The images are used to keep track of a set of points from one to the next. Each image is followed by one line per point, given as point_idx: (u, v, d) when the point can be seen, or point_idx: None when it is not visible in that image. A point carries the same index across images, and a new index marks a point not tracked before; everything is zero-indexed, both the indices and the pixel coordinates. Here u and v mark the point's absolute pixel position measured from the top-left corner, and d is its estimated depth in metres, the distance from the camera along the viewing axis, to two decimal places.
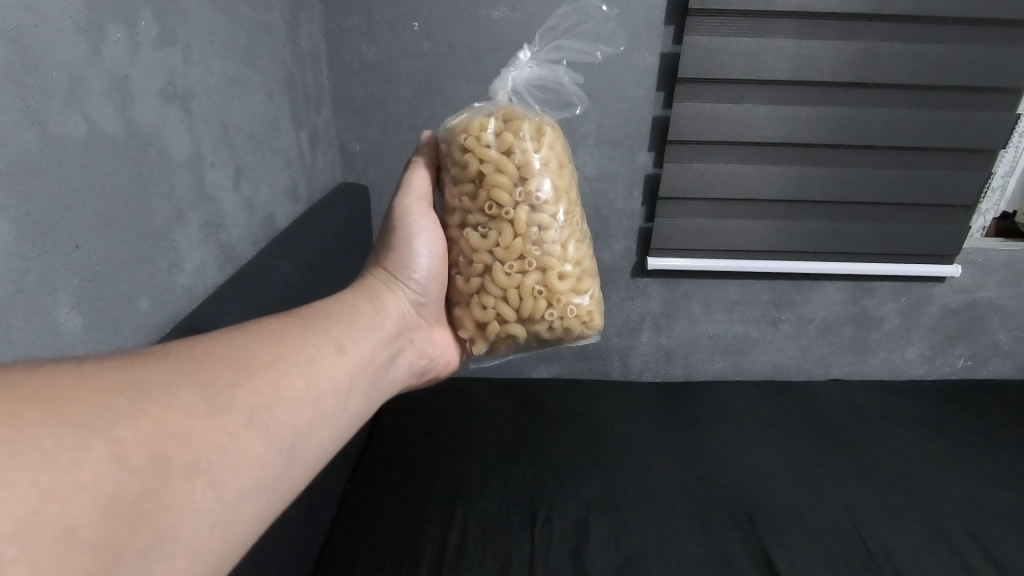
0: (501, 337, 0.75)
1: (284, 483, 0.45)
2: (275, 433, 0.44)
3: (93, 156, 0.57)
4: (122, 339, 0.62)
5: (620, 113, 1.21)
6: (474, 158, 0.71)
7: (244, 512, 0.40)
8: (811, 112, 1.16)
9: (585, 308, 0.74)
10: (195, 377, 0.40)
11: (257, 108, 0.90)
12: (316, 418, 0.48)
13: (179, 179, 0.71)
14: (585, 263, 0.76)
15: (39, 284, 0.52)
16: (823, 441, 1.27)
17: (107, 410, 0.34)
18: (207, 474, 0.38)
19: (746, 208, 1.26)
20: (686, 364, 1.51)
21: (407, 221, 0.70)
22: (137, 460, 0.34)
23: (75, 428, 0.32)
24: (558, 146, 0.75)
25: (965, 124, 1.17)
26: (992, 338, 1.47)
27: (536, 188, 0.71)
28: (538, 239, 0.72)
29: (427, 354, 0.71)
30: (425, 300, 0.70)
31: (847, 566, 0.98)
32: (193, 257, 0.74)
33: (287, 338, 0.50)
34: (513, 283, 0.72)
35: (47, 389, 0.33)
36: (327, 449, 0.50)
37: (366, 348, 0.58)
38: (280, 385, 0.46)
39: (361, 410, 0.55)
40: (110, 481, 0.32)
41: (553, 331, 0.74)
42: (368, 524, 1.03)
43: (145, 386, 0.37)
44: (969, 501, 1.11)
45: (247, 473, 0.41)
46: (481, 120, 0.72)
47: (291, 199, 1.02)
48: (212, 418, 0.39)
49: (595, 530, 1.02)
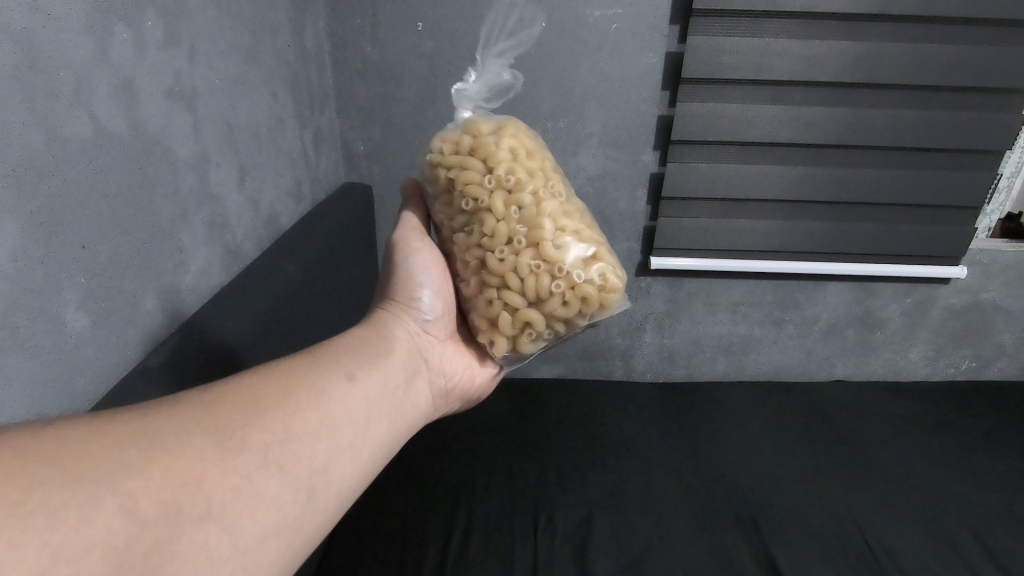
0: (519, 330, 0.71)
1: (307, 521, 0.44)
2: (294, 470, 0.44)
3: (99, 155, 0.57)
4: (128, 340, 0.63)
5: (624, 113, 1.21)
6: (442, 169, 0.75)
7: (263, 555, 0.40)
8: (816, 112, 1.15)
9: (595, 270, 0.70)
10: (207, 422, 0.41)
11: (261, 108, 0.90)
12: (335, 450, 0.48)
13: (185, 179, 0.71)
14: (583, 231, 0.73)
15: (47, 283, 0.53)
16: (827, 443, 1.26)
17: (117, 463, 0.35)
18: (221, 519, 0.38)
19: (750, 208, 1.26)
20: (690, 364, 1.51)
21: (406, 247, 0.73)
22: (146, 512, 0.35)
23: (85, 485, 0.33)
24: (521, 135, 0.76)
25: (971, 124, 1.17)
26: (997, 339, 1.46)
27: (503, 171, 0.71)
28: (520, 217, 0.71)
29: (447, 372, 0.71)
30: (433, 318, 0.70)
31: (850, 568, 0.98)
32: (198, 258, 0.74)
33: (300, 371, 0.51)
34: (510, 266, 0.69)
35: (59, 447, 0.34)
36: (352, 482, 0.50)
37: (381, 374, 0.57)
38: (296, 420, 0.46)
39: (384, 437, 0.55)
40: (120, 534, 0.33)
41: (568, 304, 0.69)
42: (373, 523, 1.04)
43: (157, 435, 0.38)
44: (973, 504, 1.11)
45: (264, 515, 0.41)
46: (442, 138, 0.77)
47: (295, 198, 1.03)
48: (225, 461, 0.40)
49: (599, 531, 1.03)
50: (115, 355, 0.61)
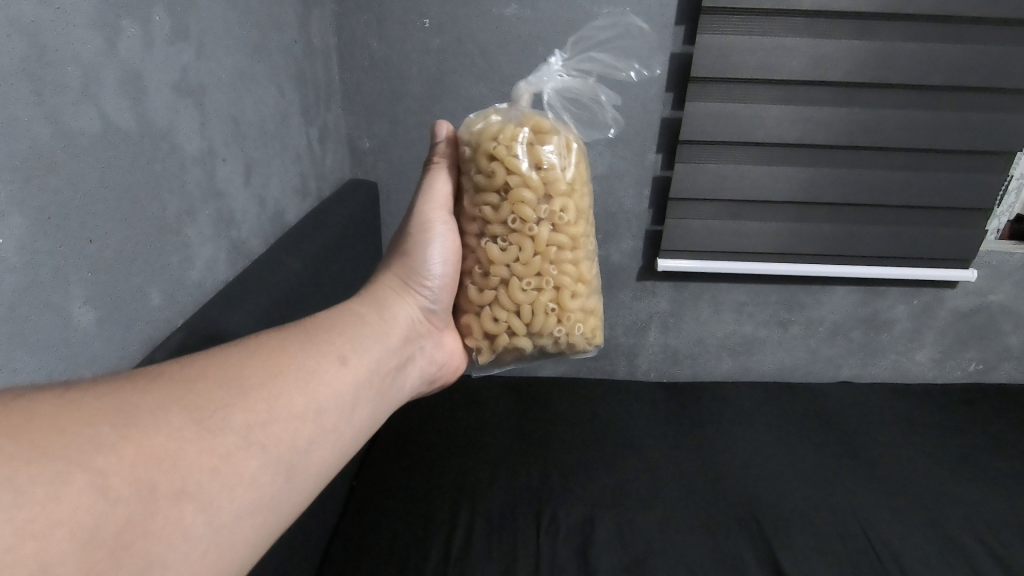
0: (507, 350, 0.76)
1: (286, 501, 0.45)
2: (274, 452, 0.44)
3: (106, 151, 0.57)
4: (134, 334, 0.63)
5: (630, 112, 1.21)
6: (502, 168, 0.70)
7: (240, 535, 0.40)
8: (824, 112, 1.15)
9: (590, 328, 0.78)
10: (187, 399, 0.40)
11: (268, 104, 0.90)
12: (318, 433, 0.48)
13: (191, 174, 0.71)
14: (591, 278, 0.78)
15: (54, 278, 0.53)
16: (831, 444, 1.26)
17: (90, 437, 0.34)
18: (197, 498, 0.38)
19: (757, 208, 1.25)
20: (694, 364, 1.51)
21: (425, 225, 0.71)
22: (119, 489, 0.34)
23: (55, 460, 0.32)
24: (581, 164, 0.76)
25: (981, 125, 1.16)
26: (1004, 341, 1.45)
27: (560, 207, 0.72)
28: (556, 257, 0.73)
29: (438, 360, 0.71)
30: (435, 306, 0.71)
31: (855, 570, 0.97)
32: (204, 253, 0.74)
33: (289, 351, 0.50)
34: (529, 299, 0.73)
35: (27, 421, 0.33)
36: (331, 463, 0.50)
37: (373, 358, 0.58)
38: (281, 402, 0.46)
39: (368, 420, 0.55)
40: (90, 514, 0.32)
41: (557, 347, 0.77)
42: (375, 520, 1.04)
43: (133, 411, 0.37)
44: (980, 507, 1.10)
45: (241, 495, 0.41)
46: (511, 129, 0.71)
47: (301, 194, 1.03)
48: (204, 439, 0.39)
49: (602, 530, 1.02)
50: (119, 350, 0.61)
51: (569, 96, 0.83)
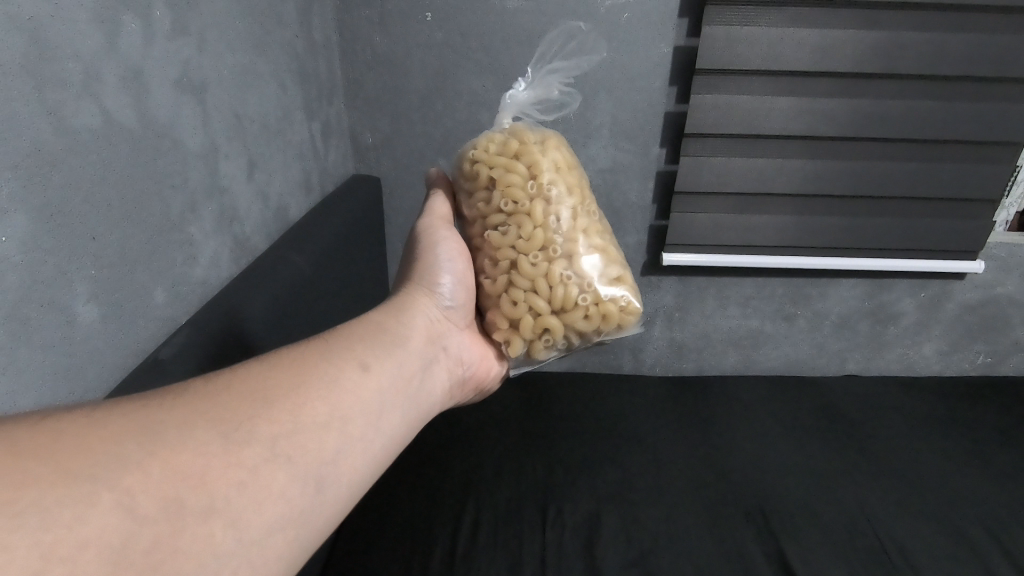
0: (538, 335, 0.73)
1: (317, 513, 0.44)
2: (302, 463, 0.43)
3: (107, 148, 0.57)
4: (138, 331, 0.63)
5: (635, 105, 1.20)
6: (483, 165, 0.74)
7: (271, 550, 0.40)
8: (830, 103, 1.14)
9: (620, 293, 0.73)
10: (211, 414, 0.41)
11: (270, 99, 0.89)
12: (346, 441, 0.47)
13: (194, 170, 0.70)
14: (607, 247, 0.76)
15: (57, 275, 0.52)
16: (838, 438, 1.25)
17: (114, 457, 0.35)
18: (225, 514, 0.37)
19: (763, 202, 1.24)
20: (699, 359, 1.50)
21: (431, 234, 0.73)
22: (144, 509, 0.34)
23: (81, 481, 0.33)
24: (563, 150, 0.79)
25: (990, 115, 1.15)
26: (1012, 334, 1.44)
27: (547, 182, 0.73)
28: (559, 228, 0.73)
29: (464, 362, 0.70)
30: (454, 305, 0.70)
31: (863, 567, 0.97)
32: (207, 250, 0.74)
33: (311, 360, 0.50)
34: (541, 273, 0.72)
35: (52, 444, 0.34)
36: (363, 474, 0.49)
37: (396, 363, 0.57)
38: (305, 412, 0.46)
39: (398, 427, 0.54)
40: (116, 535, 0.32)
41: (590, 319, 0.72)
42: (379, 517, 1.04)
43: (157, 429, 0.38)
44: (990, 502, 1.09)
45: (271, 509, 0.40)
46: (487, 137, 0.77)
47: (304, 190, 1.02)
48: (229, 454, 0.39)
49: (608, 525, 1.02)
50: (124, 348, 0.61)
51: (544, 102, 0.87)
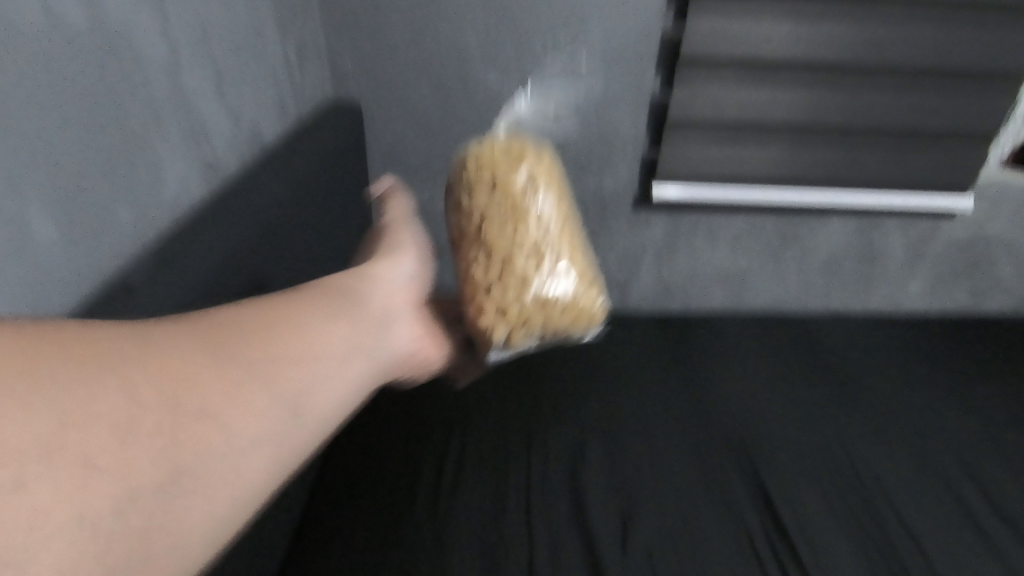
0: (515, 325, 0.69)
1: (301, 437, 0.44)
2: (287, 389, 0.43)
3: (52, 45, 0.52)
4: (104, 250, 0.60)
5: (628, 27, 1.14)
6: (474, 163, 0.73)
7: (260, 459, 0.40)
8: (833, 25, 1.09)
9: (592, 294, 0.72)
10: (197, 332, 0.41)
11: (237, 11, 0.83)
12: (329, 372, 0.48)
13: (153, 79, 0.65)
14: (584, 248, 0.75)
15: (9, 184, 0.49)
16: (820, 373, 1.28)
17: (113, 349, 0.35)
18: (217, 416, 0.38)
19: (758, 132, 1.21)
20: (686, 297, 1.50)
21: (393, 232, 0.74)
22: (143, 396, 0.35)
23: (80, 366, 0.33)
24: (551, 157, 0.78)
25: (996, 41, 1.11)
26: (998, 273, 1.45)
27: (536, 178, 0.72)
28: (544, 222, 0.70)
29: (418, 343, 0.70)
30: (415, 273, 0.71)
31: (839, 494, 1.00)
32: (175, 168, 0.70)
33: (292, 301, 0.50)
34: (526, 262, 0.69)
35: (53, 330, 0.33)
36: (342, 416, 0.49)
37: (370, 315, 0.57)
38: (291, 344, 0.46)
39: (369, 380, 0.55)
40: (113, 416, 0.33)
41: (565, 315, 0.70)
42: (363, 452, 1.05)
43: (151, 334, 0.38)
44: (963, 434, 1.13)
45: (261, 422, 0.41)
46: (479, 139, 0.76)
47: (279, 114, 0.97)
48: (219, 369, 0.40)
49: (593, 455, 1.04)
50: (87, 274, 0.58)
51: None
